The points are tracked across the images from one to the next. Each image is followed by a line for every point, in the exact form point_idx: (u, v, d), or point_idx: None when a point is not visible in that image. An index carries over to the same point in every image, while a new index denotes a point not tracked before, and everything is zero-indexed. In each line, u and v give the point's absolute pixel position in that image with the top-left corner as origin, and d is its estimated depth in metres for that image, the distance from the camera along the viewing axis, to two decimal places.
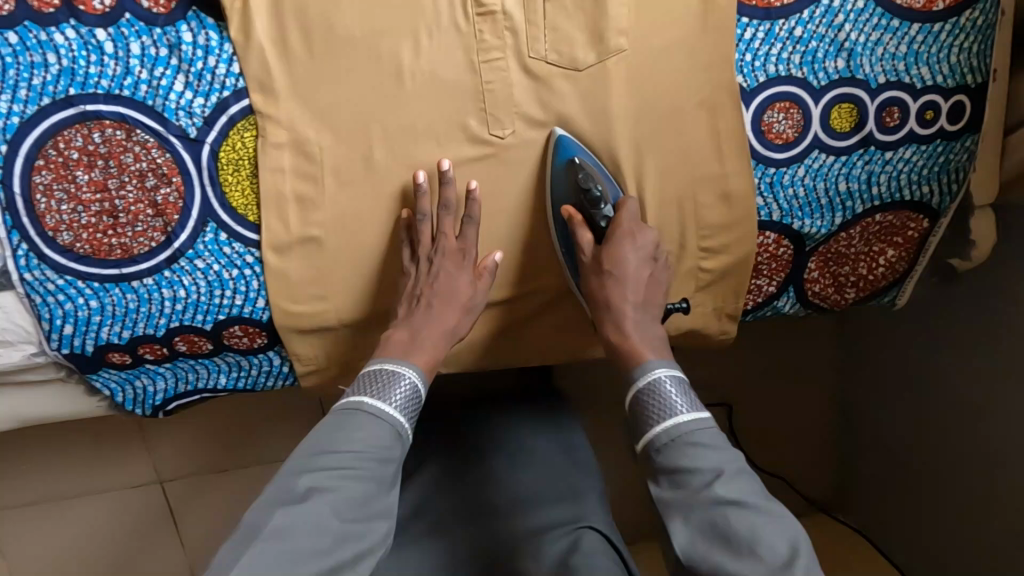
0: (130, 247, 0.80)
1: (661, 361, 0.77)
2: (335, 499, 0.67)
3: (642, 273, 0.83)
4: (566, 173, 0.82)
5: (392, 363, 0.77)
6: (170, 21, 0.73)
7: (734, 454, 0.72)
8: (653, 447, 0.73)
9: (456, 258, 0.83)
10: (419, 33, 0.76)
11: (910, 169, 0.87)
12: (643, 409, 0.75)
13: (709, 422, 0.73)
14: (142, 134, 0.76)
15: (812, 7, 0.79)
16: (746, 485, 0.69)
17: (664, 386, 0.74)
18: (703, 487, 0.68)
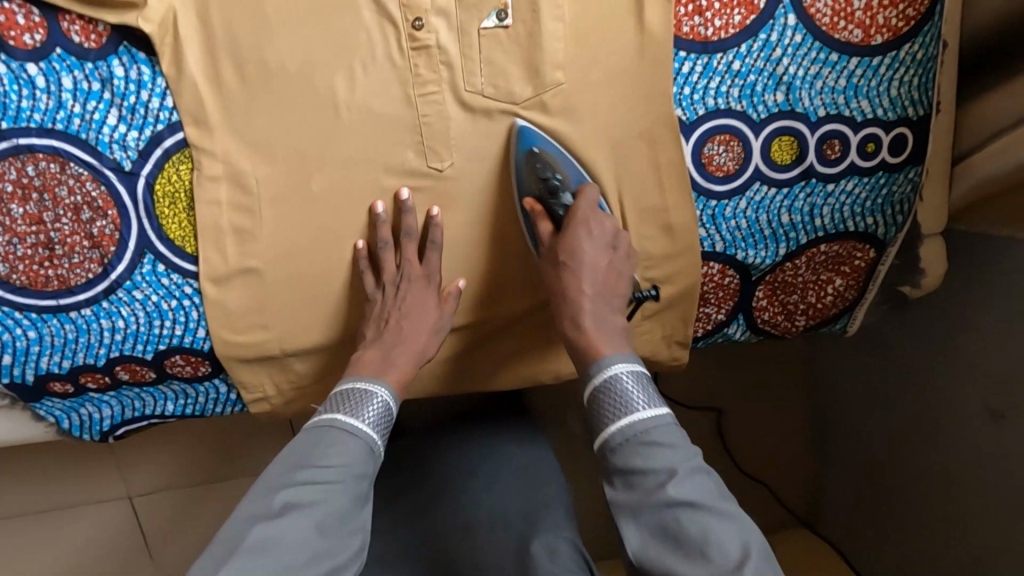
0: (67, 279, 0.79)
1: (620, 356, 0.76)
2: (314, 512, 0.69)
3: (599, 262, 0.80)
4: (526, 162, 0.81)
5: (365, 381, 0.80)
6: (101, 55, 0.72)
7: (692, 452, 0.70)
8: (609, 446, 0.72)
9: (422, 283, 0.84)
10: (353, 67, 0.76)
11: (852, 201, 0.87)
12: (600, 407, 0.74)
13: (666, 419, 0.71)
14: (76, 167, 0.76)
15: (749, 41, 0.79)
16: (703, 485, 0.68)
17: (622, 383, 0.73)
18: (656, 488, 0.67)
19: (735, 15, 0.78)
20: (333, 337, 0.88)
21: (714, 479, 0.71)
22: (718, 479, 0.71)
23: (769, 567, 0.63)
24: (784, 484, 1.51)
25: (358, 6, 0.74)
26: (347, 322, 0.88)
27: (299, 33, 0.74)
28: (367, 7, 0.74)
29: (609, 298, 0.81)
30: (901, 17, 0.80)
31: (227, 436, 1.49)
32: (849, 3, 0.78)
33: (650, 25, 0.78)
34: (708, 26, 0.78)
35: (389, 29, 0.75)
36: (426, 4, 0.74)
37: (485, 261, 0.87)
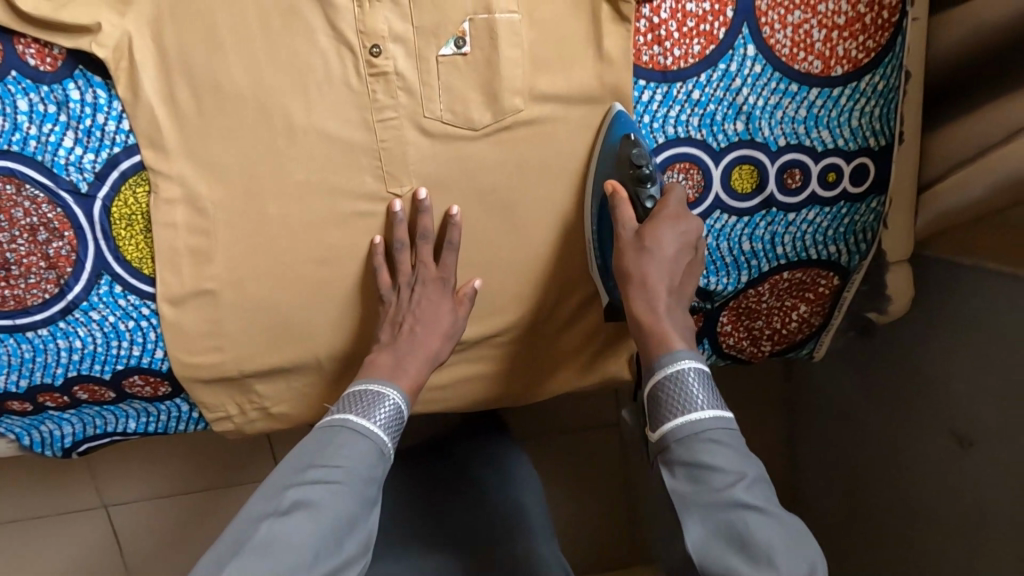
0: (23, 299, 0.79)
1: (690, 351, 0.75)
2: (320, 515, 0.70)
3: (679, 257, 0.78)
4: (616, 148, 0.79)
5: (378, 384, 0.79)
6: (57, 79, 0.72)
7: (754, 458, 0.72)
8: (672, 438, 0.72)
9: (436, 286, 0.83)
10: (311, 92, 0.76)
11: (814, 230, 0.87)
12: (663, 396, 0.74)
13: (730, 422, 0.72)
14: (32, 189, 0.76)
15: (709, 71, 0.79)
16: (766, 496, 0.69)
17: (698, 378, 0.73)
18: (723, 487, 0.68)
19: (694, 45, 0.78)
20: (294, 360, 0.87)
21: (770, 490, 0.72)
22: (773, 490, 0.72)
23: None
24: None
25: (315, 32, 0.74)
26: (308, 345, 0.87)
27: (254, 57, 0.74)
28: (323, 33, 0.74)
29: (681, 297, 0.79)
30: (861, 49, 0.80)
31: (204, 450, 1.49)
32: (808, 34, 0.78)
33: (609, 53, 0.77)
34: (667, 55, 0.78)
35: (346, 56, 0.75)
36: (383, 31, 0.74)
37: None
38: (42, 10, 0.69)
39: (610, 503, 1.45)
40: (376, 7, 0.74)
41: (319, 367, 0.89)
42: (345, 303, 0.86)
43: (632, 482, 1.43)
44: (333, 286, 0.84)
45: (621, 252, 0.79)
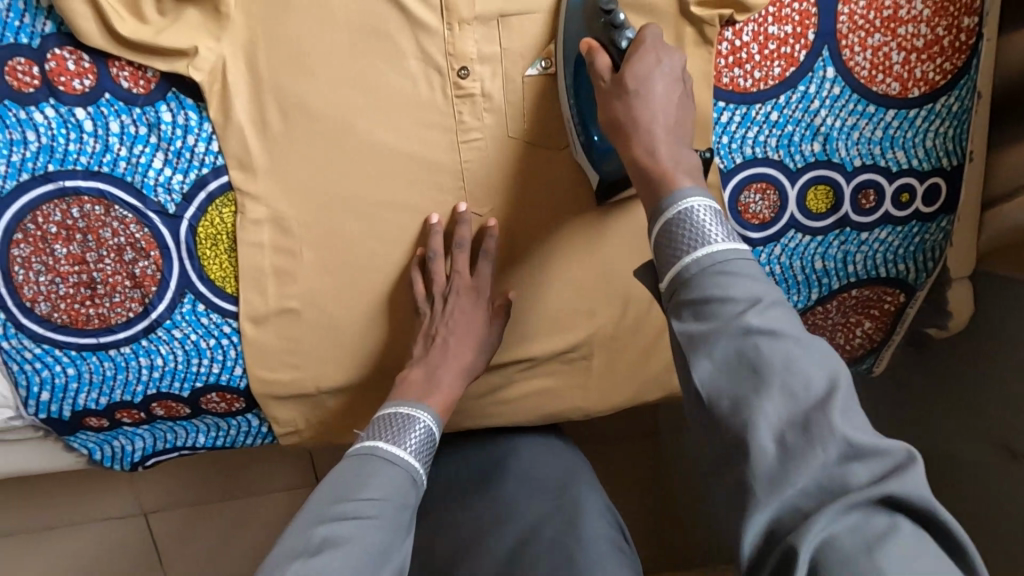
0: (108, 317, 0.80)
1: (696, 189, 0.61)
2: (354, 547, 0.64)
3: (671, 96, 0.67)
4: (583, 5, 0.71)
5: (408, 406, 0.78)
6: (150, 101, 0.73)
7: (773, 285, 0.58)
8: (678, 278, 0.59)
9: (470, 296, 0.82)
10: (397, 115, 0.77)
11: (885, 250, 0.88)
12: (667, 238, 0.60)
13: (747, 252, 0.58)
14: (120, 211, 0.76)
15: (788, 93, 0.79)
16: (783, 316, 0.56)
17: (705, 212, 0.60)
18: (734, 316, 0.55)
19: (775, 67, 0.78)
20: (366, 377, 0.87)
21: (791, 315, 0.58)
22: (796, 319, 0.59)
23: (853, 409, 0.52)
24: None
25: (403, 55, 0.75)
26: (384, 363, 0.87)
27: (341, 80, 0.75)
28: (412, 56, 0.75)
29: (683, 139, 0.67)
30: (938, 71, 0.81)
31: (243, 460, 1.48)
32: (887, 57, 0.79)
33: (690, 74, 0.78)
34: (747, 77, 0.79)
35: (433, 78, 0.76)
36: (471, 53, 0.75)
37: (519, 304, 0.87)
38: (141, 36, 0.69)
39: (648, 513, 1.45)
40: (465, 30, 0.74)
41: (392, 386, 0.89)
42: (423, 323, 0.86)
43: (671, 492, 1.44)
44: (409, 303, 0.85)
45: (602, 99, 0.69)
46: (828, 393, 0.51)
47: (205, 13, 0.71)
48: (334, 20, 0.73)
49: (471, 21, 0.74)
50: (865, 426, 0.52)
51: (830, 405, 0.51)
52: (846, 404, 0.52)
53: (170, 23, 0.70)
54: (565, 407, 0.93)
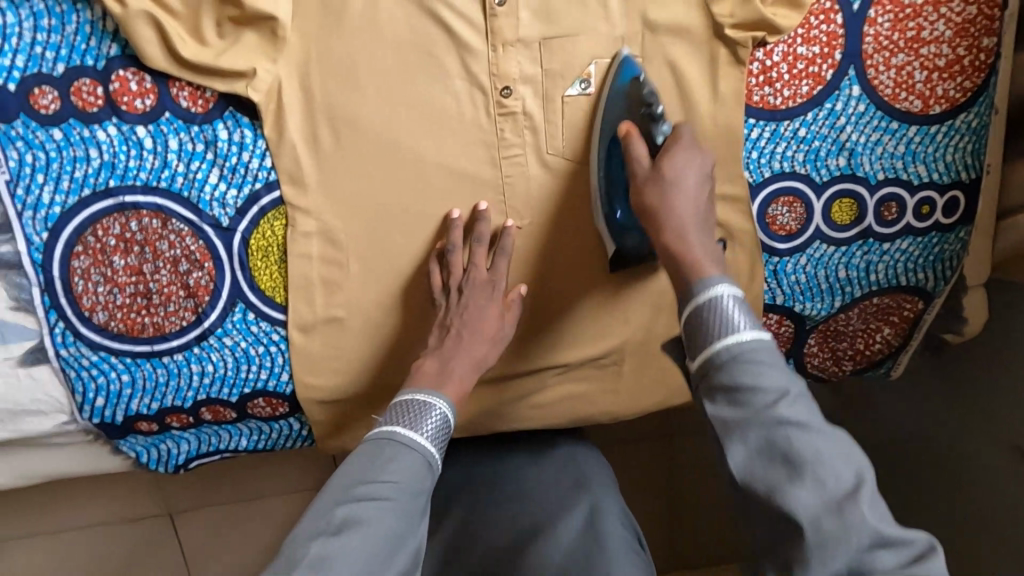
0: (162, 326, 0.83)
1: (723, 279, 0.67)
2: (372, 530, 0.67)
3: (701, 193, 0.74)
4: (628, 91, 0.78)
5: (424, 393, 0.78)
6: (207, 119, 0.76)
7: (795, 376, 0.64)
8: (711, 362, 0.64)
9: (486, 289, 0.83)
10: (442, 132, 0.80)
11: (906, 259, 0.92)
12: (700, 324, 0.66)
13: (772, 342, 0.64)
14: (177, 224, 0.79)
15: (816, 110, 0.83)
16: (808, 409, 0.62)
17: (735, 301, 0.65)
18: (766, 406, 0.60)
19: (803, 86, 0.82)
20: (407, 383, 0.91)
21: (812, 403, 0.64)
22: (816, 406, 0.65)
23: (875, 496, 0.59)
24: None
25: (449, 75, 0.78)
26: None
27: (389, 99, 0.78)
28: (457, 77, 0.78)
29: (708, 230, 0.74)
30: (959, 89, 0.84)
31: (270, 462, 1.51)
32: (910, 75, 0.83)
33: (723, 93, 0.81)
34: (777, 95, 0.82)
35: (477, 98, 0.79)
36: (514, 74, 0.78)
37: (554, 312, 0.90)
38: (202, 58, 0.72)
39: (667, 514, 1.48)
40: (508, 51, 0.78)
41: None
42: None
43: (690, 493, 1.47)
44: None
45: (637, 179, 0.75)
46: (855, 485, 0.58)
47: (262, 35, 0.74)
48: (384, 42, 0.76)
49: (515, 43, 0.77)
50: (886, 513, 0.58)
51: (859, 497, 0.57)
52: (870, 493, 0.58)
53: (229, 45, 0.73)
54: (595, 411, 0.97)
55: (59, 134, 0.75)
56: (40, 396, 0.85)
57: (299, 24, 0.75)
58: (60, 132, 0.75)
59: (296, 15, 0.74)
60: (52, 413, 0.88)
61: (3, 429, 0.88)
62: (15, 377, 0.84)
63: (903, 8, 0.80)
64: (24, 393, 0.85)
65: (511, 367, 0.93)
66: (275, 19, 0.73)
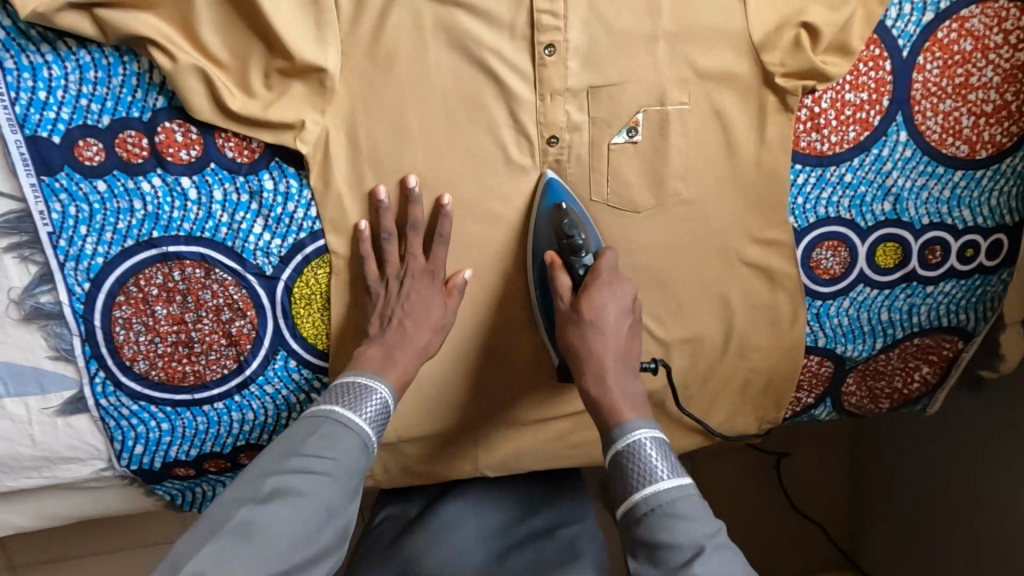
0: (203, 374, 0.82)
1: (642, 422, 0.72)
2: (300, 504, 0.67)
3: (621, 326, 0.77)
4: (551, 217, 0.79)
5: (366, 376, 0.75)
6: (253, 170, 0.75)
7: (715, 525, 0.67)
8: (634, 515, 0.69)
9: (425, 280, 0.79)
10: (487, 180, 0.79)
11: (948, 301, 0.91)
12: (622, 472, 0.70)
13: (690, 490, 0.68)
14: (220, 273, 0.78)
15: (862, 156, 0.82)
16: (725, 566, 0.64)
17: (655, 449, 0.70)
18: (681, 565, 0.64)
19: (850, 132, 0.81)
20: (448, 428, 0.90)
21: (738, 556, 0.67)
22: (743, 559, 0.68)
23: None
24: (831, 529, 1.44)
25: (495, 124, 0.77)
26: (463, 412, 0.89)
27: (435, 149, 0.77)
28: (504, 126, 0.77)
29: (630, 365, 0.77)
30: (1005, 134, 0.83)
31: None
32: (958, 121, 0.82)
33: (771, 140, 0.80)
34: (824, 141, 0.81)
35: (525, 147, 0.78)
36: (561, 122, 0.78)
37: None
38: (250, 110, 0.71)
39: None
40: (556, 100, 0.77)
41: (469, 433, 0.90)
42: (502, 373, 0.88)
43: None
44: (491, 355, 0.87)
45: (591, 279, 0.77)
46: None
47: (311, 87, 0.73)
48: (431, 91, 0.75)
49: (563, 92, 0.77)
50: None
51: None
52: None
53: (277, 97, 0.73)
54: None
55: (103, 185, 0.74)
56: (77, 443, 0.84)
57: (347, 74, 0.74)
58: (104, 184, 0.74)
59: (345, 66, 0.73)
60: (89, 460, 0.86)
61: (38, 476, 0.86)
62: (52, 425, 0.83)
63: (952, 54, 0.80)
64: (62, 441, 0.84)
65: (550, 410, 0.91)
66: (324, 71, 0.72)
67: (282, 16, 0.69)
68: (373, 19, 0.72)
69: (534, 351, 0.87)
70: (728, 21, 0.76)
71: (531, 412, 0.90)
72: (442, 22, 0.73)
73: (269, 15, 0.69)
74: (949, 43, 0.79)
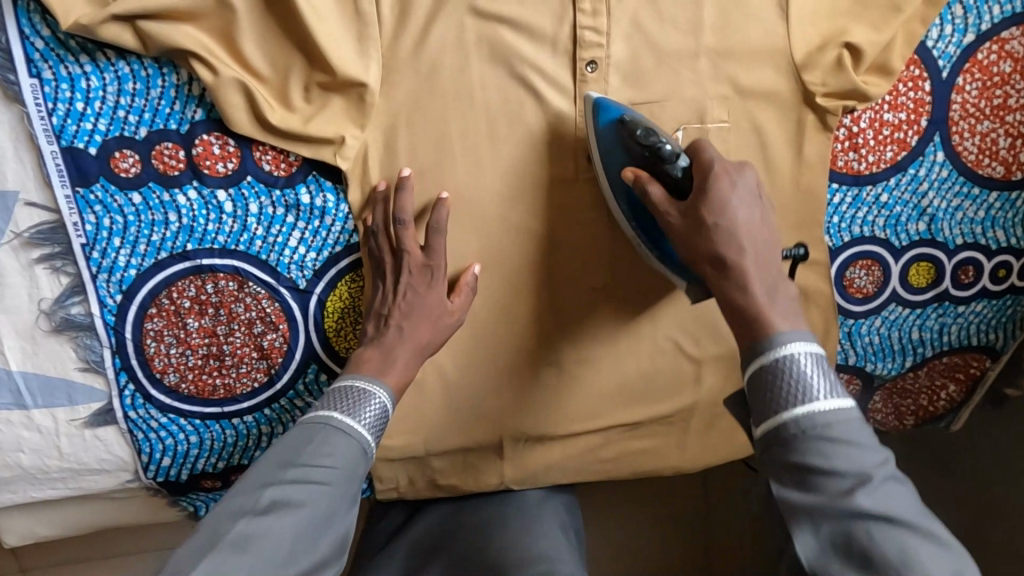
0: (233, 387, 0.81)
1: (794, 334, 0.61)
2: (298, 514, 0.62)
3: (752, 217, 0.66)
4: (615, 132, 0.72)
5: (364, 380, 0.70)
6: (290, 183, 0.74)
7: (880, 455, 0.58)
8: (780, 437, 0.59)
9: (423, 276, 0.74)
10: (523, 194, 0.78)
11: (979, 320, 0.91)
12: (767, 388, 0.60)
13: (851, 414, 0.58)
14: (254, 287, 0.77)
15: (899, 175, 0.82)
16: (895, 498, 0.56)
17: (811, 368, 0.59)
18: (842, 493, 0.55)
19: (887, 151, 0.81)
20: (477, 442, 0.88)
21: (907, 487, 0.59)
22: (911, 490, 0.59)
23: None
24: None
25: (534, 138, 0.76)
26: (492, 427, 0.88)
27: (474, 164, 0.76)
28: (542, 140, 0.76)
29: (779, 262, 0.67)
30: None
31: None
32: (995, 142, 0.82)
33: (809, 158, 0.80)
34: (862, 160, 0.81)
35: (564, 161, 0.77)
36: None
37: (630, 369, 0.88)
38: (290, 124, 0.71)
39: None
40: None
41: (496, 447, 0.90)
42: (532, 387, 0.87)
43: None
44: (523, 371, 0.86)
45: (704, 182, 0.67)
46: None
47: (350, 101, 0.72)
48: (471, 105, 0.74)
49: None
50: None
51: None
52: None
53: (317, 111, 0.72)
54: (659, 465, 0.94)
55: (138, 198, 0.73)
56: (104, 455, 0.84)
57: (388, 88, 0.73)
58: (139, 196, 0.73)
59: (385, 81, 0.73)
60: (116, 472, 0.85)
61: (64, 486, 0.85)
62: (79, 437, 0.82)
63: (992, 75, 0.79)
64: (90, 452, 0.83)
65: (581, 426, 0.89)
66: (364, 85, 0.71)
67: (325, 30, 0.69)
68: (415, 33, 0.72)
69: (565, 366, 0.86)
70: (771, 38, 0.76)
71: (561, 427, 0.89)
72: (484, 37, 0.73)
73: (312, 28, 0.68)
74: (988, 64, 0.79)
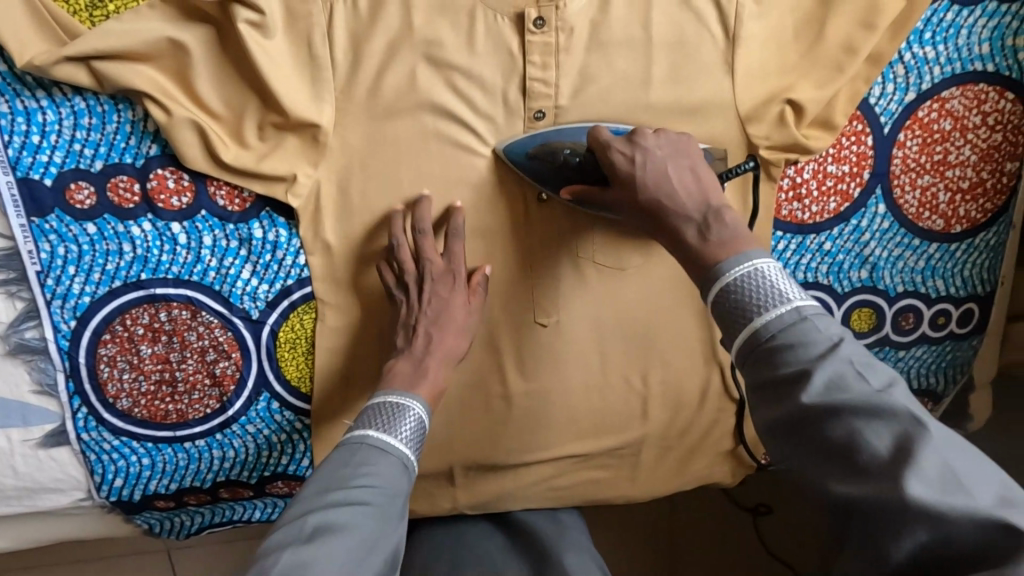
0: (185, 413, 0.83)
1: (734, 258, 0.58)
2: (345, 538, 0.59)
3: (672, 173, 0.65)
4: (532, 165, 0.75)
5: (398, 395, 0.71)
6: (244, 218, 0.76)
7: (838, 343, 0.52)
8: (742, 360, 0.56)
9: (446, 280, 0.77)
10: (474, 232, 0.80)
11: (919, 365, 0.93)
12: (722, 318, 0.58)
13: (799, 313, 0.54)
14: (207, 316, 0.79)
15: (841, 226, 0.84)
16: (844, 380, 0.50)
17: (744, 285, 0.56)
18: (790, 394, 0.52)
19: (830, 203, 0.83)
20: (427, 469, 0.90)
21: (871, 363, 0.52)
22: (883, 364, 0.53)
23: (936, 457, 0.46)
24: None
25: (485, 179, 0.78)
26: (442, 455, 0.89)
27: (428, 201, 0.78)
28: (494, 182, 0.78)
29: (717, 192, 0.65)
30: (980, 210, 0.86)
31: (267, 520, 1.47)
32: (935, 196, 0.85)
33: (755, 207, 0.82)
34: (805, 210, 0.83)
35: (514, 202, 0.80)
36: None
37: (580, 402, 0.89)
38: (243, 162, 0.72)
39: None
40: None
41: (447, 474, 0.91)
42: (482, 419, 0.88)
43: None
44: (474, 401, 0.87)
45: (613, 160, 0.67)
46: (895, 458, 0.47)
47: (304, 141, 0.74)
48: (424, 147, 0.76)
49: None
50: (951, 476, 0.46)
51: (898, 472, 0.46)
52: (920, 463, 0.46)
53: (271, 149, 0.74)
54: (611, 497, 0.95)
55: (93, 228, 0.74)
56: (59, 475, 0.84)
57: (341, 129, 0.75)
58: (94, 227, 0.74)
59: (339, 122, 0.75)
60: (68, 490, 0.86)
61: (18, 504, 0.86)
62: (34, 457, 0.83)
63: (932, 132, 0.82)
64: (44, 472, 0.84)
65: (531, 457, 0.90)
66: (317, 126, 0.73)
67: (281, 74, 0.71)
68: (370, 78, 0.74)
69: (516, 399, 0.87)
70: (718, 92, 0.78)
71: (512, 458, 0.90)
72: (438, 83, 0.75)
73: (267, 73, 0.70)
74: (929, 121, 0.82)
